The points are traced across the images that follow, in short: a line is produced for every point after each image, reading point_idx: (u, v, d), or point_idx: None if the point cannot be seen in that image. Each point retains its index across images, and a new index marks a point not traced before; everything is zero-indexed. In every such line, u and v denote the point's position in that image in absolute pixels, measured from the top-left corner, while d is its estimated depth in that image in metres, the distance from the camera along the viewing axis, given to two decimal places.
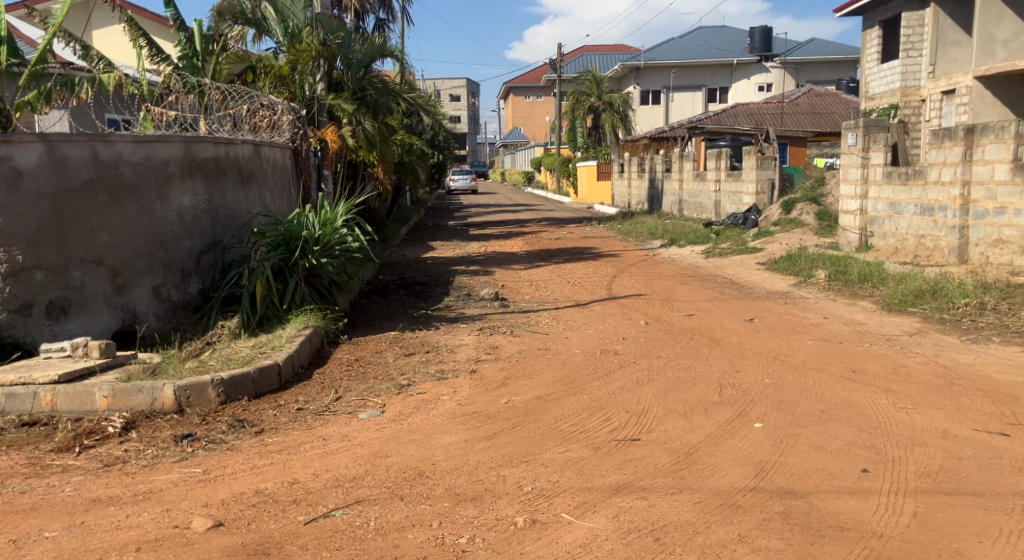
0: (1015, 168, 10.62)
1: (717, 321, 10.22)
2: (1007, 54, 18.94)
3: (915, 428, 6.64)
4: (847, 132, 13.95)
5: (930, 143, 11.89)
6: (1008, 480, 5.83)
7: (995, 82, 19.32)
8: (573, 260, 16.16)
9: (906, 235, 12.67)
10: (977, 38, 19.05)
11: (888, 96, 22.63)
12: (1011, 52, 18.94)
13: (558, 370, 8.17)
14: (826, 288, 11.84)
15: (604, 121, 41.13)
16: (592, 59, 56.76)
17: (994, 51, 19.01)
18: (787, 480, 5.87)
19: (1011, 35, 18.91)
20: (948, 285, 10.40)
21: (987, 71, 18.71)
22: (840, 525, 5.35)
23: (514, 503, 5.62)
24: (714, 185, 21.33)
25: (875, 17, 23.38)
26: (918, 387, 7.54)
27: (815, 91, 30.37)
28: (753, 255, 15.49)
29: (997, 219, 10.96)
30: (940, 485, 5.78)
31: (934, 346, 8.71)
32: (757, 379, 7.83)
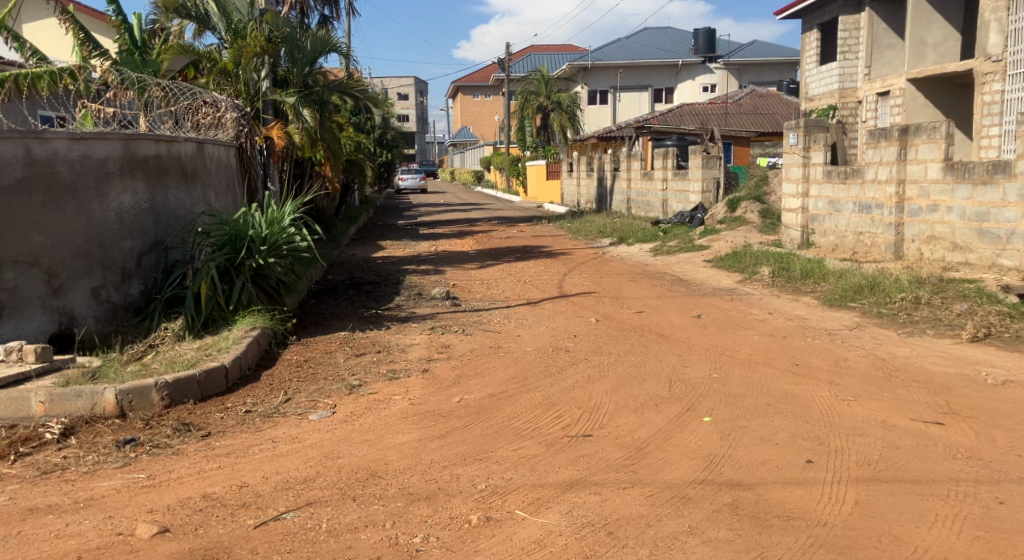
0: (945, 167, 10.94)
1: (666, 317, 10.45)
2: (937, 57, 19.62)
3: (855, 420, 6.89)
4: (787, 131, 14.25)
5: (867, 142, 12.20)
6: (944, 467, 6.10)
7: (926, 85, 19.84)
8: (524, 258, 16.32)
9: (845, 232, 13.01)
10: (909, 40, 19.63)
11: (826, 97, 23.15)
12: (940, 55, 19.63)
13: (509, 368, 8.30)
14: (770, 284, 12.17)
15: (553, 121, 41.47)
16: (540, 59, 57.02)
17: (925, 54, 19.62)
18: (735, 472, 6.08)
19: (940, 39, 19.62)
20: (886, 279, 10.73)
21: (918, 73, 19.27)
22: (787, 514, 5.56)
23: (468, 501, 5.75)
24: (661, 183, 21.65)
25: (813, 19, 23.89)
26: (859, 380, 7.81)
27: (756, 92, 30.88)
28: (700, 252, 15.79)
29: (930, 217, 11.23)
30: (880, 473, 6.04)
31: (872, 340, 9.01)
32: (705, 374, 8.04)
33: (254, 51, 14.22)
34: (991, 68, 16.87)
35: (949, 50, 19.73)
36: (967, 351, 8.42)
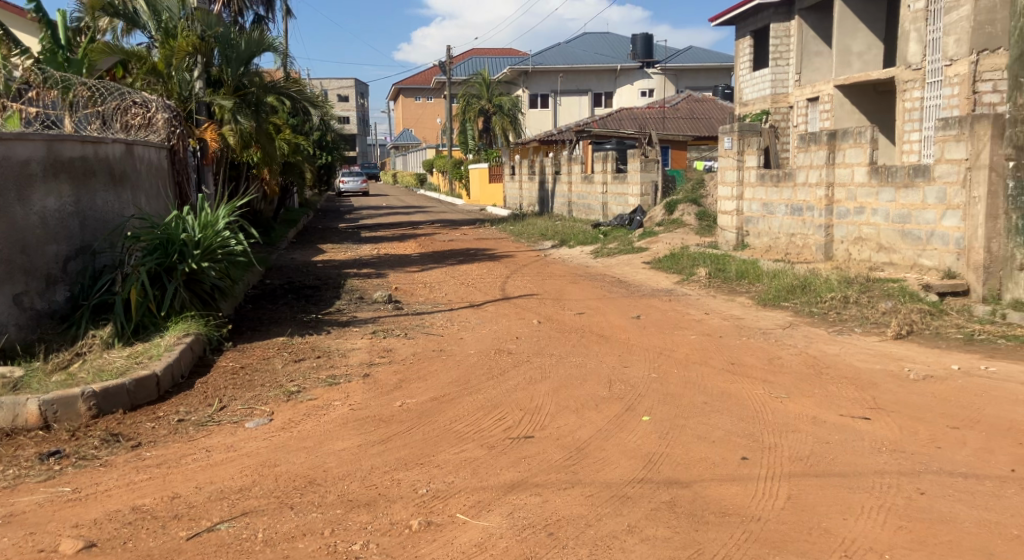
0: (870, 171, 11.29)
1: (607, 318, 10.66)
2: (862, 65, 20.21)
3: (787, 416, 7.13)
4: (723, 135, 14.58)
5: (799, 146, 12.57)
6: (872, 461, 6.35)
7: (853, 91, 20.42)
8: (467, 261, 16.43)
9: (778, 233, 13.37)
10: (835, 48, 20.20)
11: (759, 102, 23.70)
12: (865, 63, 20.21)
13: (452, 371, 8.41)
14: (706, 285, 12.47)
15: (494, 124, 41.64)
16: (480, 62, 57.18)
17: (851, 62, 20.23)
18: (673, 470, 6.27)
19: (865, 47, 20.20)
20: (817, 279, 11.06)
21: (845, 80, 19.84)
22: (723, 511, 5.75)
23: (409, 506, 5.84)
24: (602, 186, 21.92)
25: (746, 26, 24.40)
26: (792, 378, 8.07)
27: (693, 96, 31.37)
28: (639, 254, 16.05)
29: (857, 218, 11.59)
30: (811, 468, 6.26)
31: (804, 339, 9.31)
32: (644, 374, 8.24)
33: (185, 48, 14.28)
34: (912, 76, 17.43)
35: (873, 58, 20.29)
36: (892, 348, 8.71)
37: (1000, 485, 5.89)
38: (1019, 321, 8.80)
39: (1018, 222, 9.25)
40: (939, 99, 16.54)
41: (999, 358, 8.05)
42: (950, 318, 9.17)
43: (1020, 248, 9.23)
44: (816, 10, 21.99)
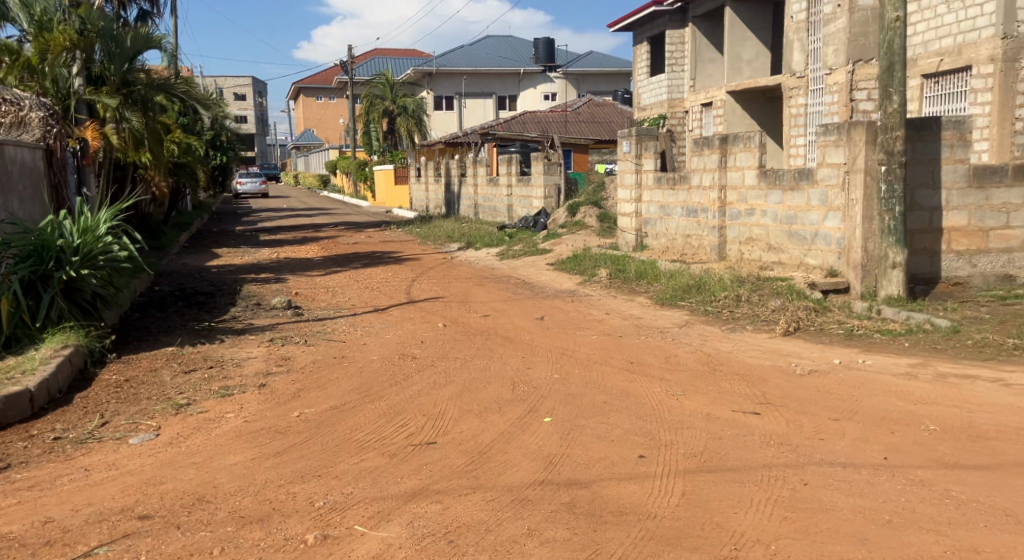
0: (759, 174, 11.72)
1: (511, 320, 10.80)
2: (751, 72, 20.91)
3: (682, 414, 7.28)
4: (621, 139, 14.84)
5: (693, 150, 12.96)
6: (761, 453, 6.38)
7: (744, 97, 21.11)
8: (371, 264, 16.40)
9: (674, 235, 13.74)
10: (726, 57, 20.81)
11: (656, 107, 24.29)
12: (754, 70, 20.93)
13: (353, 379, 8.42)
14: (608, 285, 12.74)
15: (399, 125, 41.20)
16: (383, 62, 56.89)
17: (741, 69, 20.87)
18: (573, 471, 6.31)
19: (754, 54, 20.89)
20: (711, 279, 11.41)
21: (736, 86, 20.48)
22: (620, 510, 5.73)
23: (305, 520, 5.78)
24: (506, 188, 22.11)
25: (642, 33, 24.92)
26: (688, 375, 8.30)
27: (595, 101, 31.86)
28: (544, 256, 16.27)
29: (748, 220, 12.02)
30: (705, 463, 6.29)
31: (699, 336, 9.61)
32: (547, 375, 8.40)
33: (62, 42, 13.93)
34: (797, 83, 18.09)
35: (762, 66, 21.06)
36: (779, 344, 9.01)
37: (875, 473, 5.89)
38: (892, 316, 9.27)
39: (891, 223, 9.74)
40: (821, 105, 17.25)
41: (875, 351, 8.42)
42: (832, 314, 9.61)
43: (893, 248, 9.76)
44: (708, 17, 22.50)
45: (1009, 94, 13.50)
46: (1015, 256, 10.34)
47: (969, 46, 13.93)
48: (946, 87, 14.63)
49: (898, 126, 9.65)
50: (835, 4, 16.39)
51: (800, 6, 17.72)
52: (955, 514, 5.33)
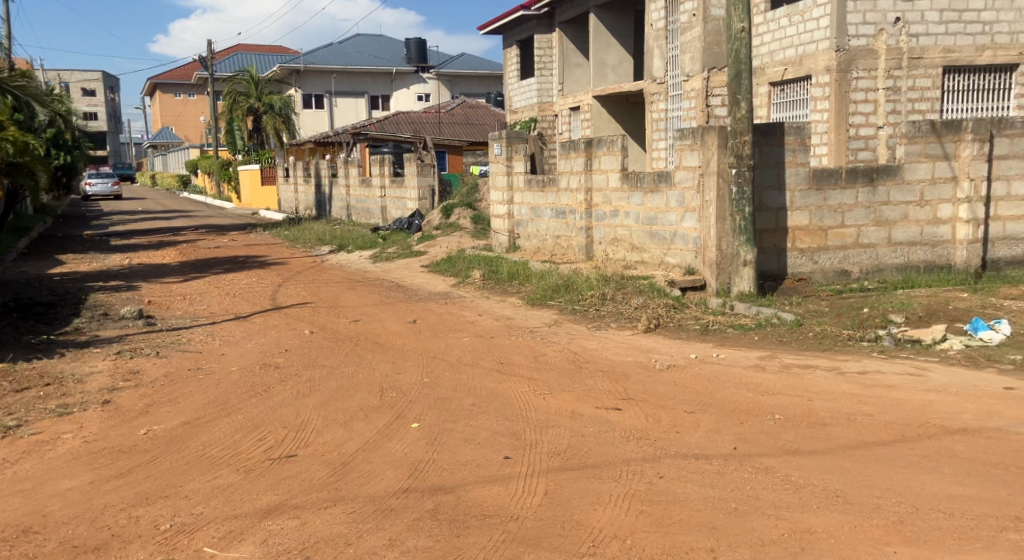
0: (621, 176, 12.08)
1: (381, 324, 10.78)
2: (616, 77, 21.47)
3: (548, 413, 7.24)
4: (493, 142, 15.06)
5: (561, 153, 13.25)
6: (622, 450, 6.37)
7: (610, 102, 21.65)
8: (234, 269, 16.08)
9: (545, 236, 14.02)
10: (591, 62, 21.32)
11: (527, 110, 24.65)
12: (618, 76, 21.50)
13: (208, 392, 8.21)
14: (481, 287, 12.86)
15: (266, 124, 39.91)
16: (246, 58, 55.70)
17: (606, 75, 21.44)
18: (439, 476, 6.12)
19: (617, 60, 21.46)
20: (577, 279, 11.64)
21: (601, 91, 20.98)
22: (484, 513, 5.58)
23: (148, 545, 5.44)
24: (379, 189, 22.02)
25: (512, 36, 25.22)
26: (554, 374, 8.40)
27: (468, 103, 32.10)
28: (417, 258, 16.29)
29: (612, 221, 12.35)
30: (568, 462, 6.24)
31: (568, 335, 9.84)
32: (416, 379, 8.39)
33: None
34: (657, 89, 18.71)
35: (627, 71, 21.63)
36: (638, 340, 9.35)
37: (724, 463, 6.04)
38: (744, 311, 9.75)
39: (742, 223, 10.14)
40: (680, 111, 17.89)
41: (728, 346, 8.81)
42: (689, 311, 9.98)
43: (744, 246, 10.16)
44: (574, 23, 23.08)
45: (844, 101, 14.33)
46: (850, 253, 10.94)
47: (808, 57, 14.72)
48: (790, 95, 15.57)
49: (746, 131, 10.02)
50: (690, 14, 16.98)
51: (659, 14, 18.25)
52: (792, 497, 5.52)
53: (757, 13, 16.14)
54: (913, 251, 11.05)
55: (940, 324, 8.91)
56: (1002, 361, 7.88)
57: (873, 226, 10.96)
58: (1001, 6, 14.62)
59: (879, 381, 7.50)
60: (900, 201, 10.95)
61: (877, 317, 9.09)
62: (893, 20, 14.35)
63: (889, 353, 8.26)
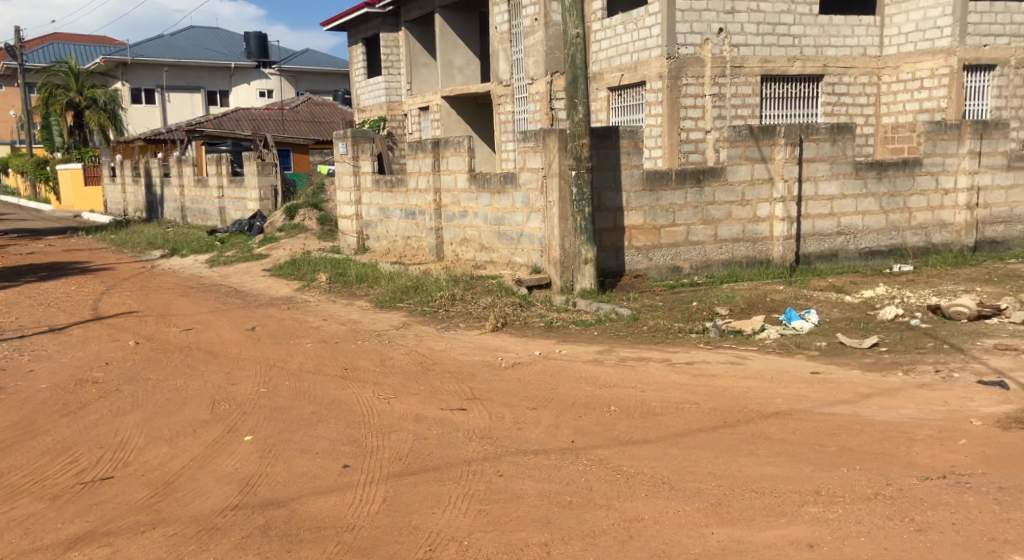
0: (469, 177, 12.21)
1: (216, 333, 10.49)
2: (463, 78, 21.81)
3: (392, 418, 7.09)
4: (338, 140, 14.95)
5: (409, 153, 13.27)
6: (463, 450, 6.41)
7: (459, 102, 21.92)
8: (52, 277, 15.36)
9: (394, 237, 14.05)
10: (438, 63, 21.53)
11: (374, 109, 24.47)
12: (465, 76, 21.83)
13: (13, 413, 7.72)
14: (327, 291, 12.76)
15: (90, 120, 37.14)
16: (65, 49, 52.90)
17: (454, 76, 21.74)
18: (271, 490, 5.96)
19: (464, 62, 21.79)
20: (427, 280, 11.68)
21: (449, 93, 21.26)
22: (317, 526, 5.49)
23: None
24: (217, 191, 21.42)
25: (357, 34, 25.10)
26: (401, 377, 8.17)
27: (313, 99, 31.73)
28: (258, 261, 16.00)
29: (461, 221, 12.49)
30: (409, 466, 6.20)
31: (416, 337, 9.66)
32: (252, 390, 8.01)
33: None
34: (504, 91, 19.03)
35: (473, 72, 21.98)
36: (489, 339, 9.38)
37: (562, 457, 6.23)
38: (585, 307, 10.04)
39: (582, 223, 10.49)
40: (526, 113, 18.31)
41: (569, 342, 9.06)
42: (534, 309, 10.21)
43: (585, 245, 10.51)
44: (420, 23, 23.22)
45: (675, 106, 15.10)
46: (680, 250, 11.46)
47: (643, 64, 15.43)
48: (628, 100, 16.32)
49: (585, 134, 10.35)
50: (532, 18, 17.31)
51: (502, 17, 18.51)
52: (623, 487, 5.77)
53: (596, 20, 16.78)
54: (735, 247, 11.73)
55: (759, 315, 9.70)
56: (810, 347, 8.61)
57: (701, 224, 11.51)
58: (809, 22, 15.98)
59: (704, 369, 7.97)
60: (724, 200, 11.56)
61: (705, 309, 9.70)
62: (716, 31, 15.26)
63: (715, 344, 8.78)
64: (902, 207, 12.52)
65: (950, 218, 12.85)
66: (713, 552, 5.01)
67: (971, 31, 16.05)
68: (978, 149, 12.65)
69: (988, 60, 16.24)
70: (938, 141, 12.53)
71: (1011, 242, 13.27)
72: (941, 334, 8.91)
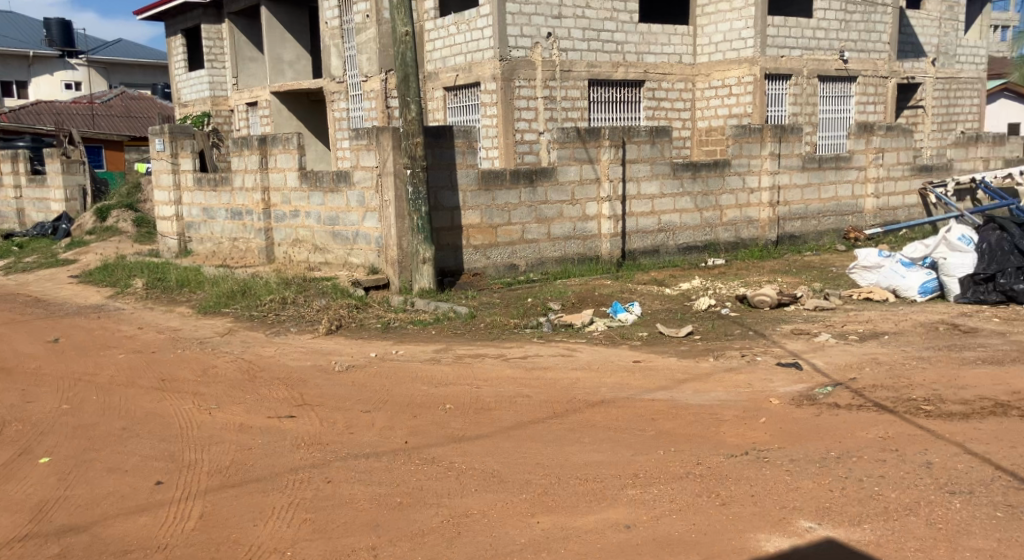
0: (300, 175, 12.05)
1: (15, 346, 9.84)
2: (293, 74, 21.43)
3: (213, 429, 6.91)
4: (152, 137, 14.44)
5: (232, 150, 12.94)
6: (288, 458, 6.33)
7: (289, 98, 21.52)
8: None
9: (220, 238, 13.74)
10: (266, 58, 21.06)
11: (198, 104, 23.69)
12: (295, 72, 21.49)
13: None
14: (144, 297, 12.24)
15: None
16: None
17: (283, 70, 21.28)
18: (70, 515, 5.71)
19: (294, 57, 21.45)
20: (256, 284, 11.33)
21: (280, 87, 20.85)
22: (123, 549, 5.33)
23: None
24: (10, 192, 19.98)
25: (174, 25, 24.16)
26: (224, 386, 7.91)
27: (127, 94, 30.56)
28: (65, 267, 15.21)
29: (293, 221, 12.33)
30: (229, 478, 6.07)
31: (241, 344, 9.31)
32: (53, 408, 7.59)
33: None
34: (336, 88, 18.86)
35: (304, 67, 21.76)
36: (321, 343, 9.17)
37: (393, 459, 6.27)
38: (424, 307, 10.09)
39: (419, 222, 10.51)
40: (361, 110, 18.18)
41: (407, 342, 9.05)
42: (372, 310, 10.15)
43: (422, 245, 10.58)
44: (245, 15, 22.77)
45: (509, 108, 15.43)
46: (517, 248, 11.68)
47: (476, 64, 15.69)
48: (463, 100, 16.50)
49: (418, 133, 10.36)
50: (364, 15, 17.17)
51: (334, 13, 18.32)
52: (454, 483, 5.90)
53: (428, 19, 16.90)
54: (568, 245, 12.07)
55: (589, 308, 10.07)
56: (633, 338, 9.02)
57: (536, 223, 11.78)
58: (630, 29, 17.05)
59: (538, 363, 8.21)
60: (556, 200, 11.88)
61: (539, 305, 10.03)
62: (546, 35, 15.84)
63: (547, 337, 9.05)
64: (714, 205, 13.28)
65: (755, 215, 13.71)
66: (538, 541, 5.24)
67: (771, 43, 17.64)
68: (777, 151, 13.52)
69: (786, 72, 17.93)
70: (743, 143, 13.34)
71: (806, 237, 14.23)
72: (746, 321, 9.59)
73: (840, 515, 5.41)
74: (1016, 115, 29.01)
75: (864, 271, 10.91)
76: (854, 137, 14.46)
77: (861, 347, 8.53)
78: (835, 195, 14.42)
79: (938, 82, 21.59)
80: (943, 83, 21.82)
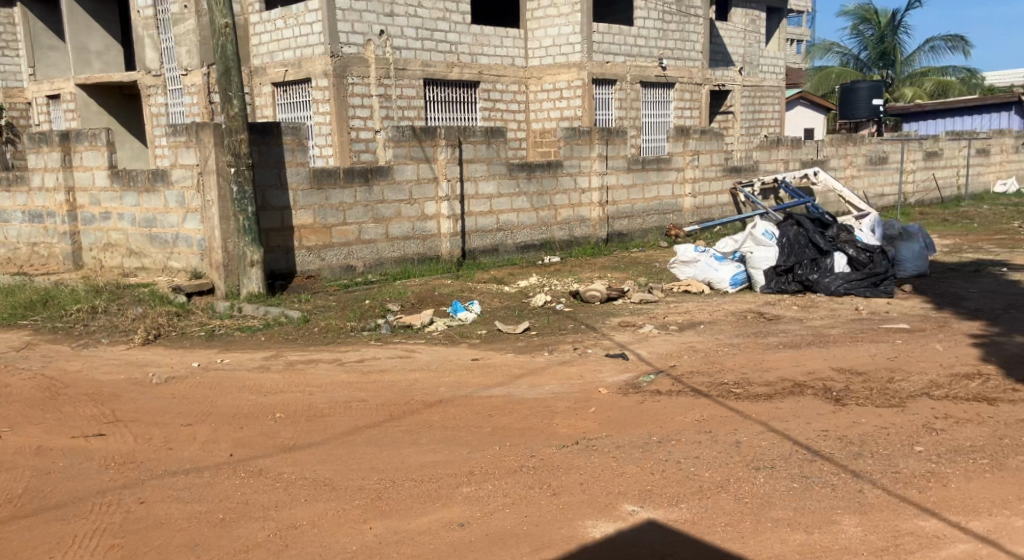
0: (110, 174, 11.42)
1: None
2: (102, 65, 20.61)
3: (5, 454, 6.39)
4: None
5: (29, 148, 12.11)
6: (93, 481, 5.94)
7: (97, 92, 20.40)
8: None
9: (17, 243, 12.90)
10: (71, 46, 20.14)
11: None
12: (104, 63, 20.67)
13: None
14: None
15: None
16: None
17: (90, 62, 20.42)
18: None
19: (102, 46, 20.64)
20: (59, 292, 10.48)
21: (87, 80, 19.70)
22: None
23: None
24: None
25: None
26: (20, 406, 7.32)
27: None
28: None
29: (103, 224, 11.66)
30: (21, 508, 5.64)
31: (42, 359, 8.59)
32: None
33: None
34: (152, 82, 18.05)
35: (113, 58, 20.97)
36: (137, 355, 8.59)
37: (217, 473, 6.00)
38: (252, 312, 9.75)
39: (246, 223, 10.16)
40: (180, 105, 17.50)
41: (233, 350, 8.67)
42: (195, 316, 9.70)
43: (250, 247, 10.20)
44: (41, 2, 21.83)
45: (343, 105, 15.18)
46: (353, 249, 11.45)
47: (306, 60, 15.34)
48: (296, 97, 15.96)
49: (242, 130, 10.01)
50: (182, 5, 16.42)
51: (146, 2, 17.47)
52: (282, 495, 5.70)
53: (253, 12, 16.46)
54: (406, 245, 11.94)
55: (429, 308, 10.00)
56: (472, 337, 9.01)
57: (372, 222, 11.60)
58: (463, 31, 17.08)
59: (375, 365, 8.06)
60: (393, 200, 11.73)
61: (377, 307, 9.85)
62: (378, 32, 15.66)
63: (386, 339, 8.91)
64: (549, 205, 13.47)
65: (587, 214, 14.00)
66: (370, 546, 5.16)
67: (597, 49, 18.35)
68: (605, 152, 13.89)
69: (611, 76, 18.74)
70: (574, 145, 13.59)
71: (633, 235, 14.68)
72: (579, 315, 9.77)
73: (660, 497, 5.62)
74: (811, 121, 29.18)
75: (682, 266, 11.38)
76: (673, 140, 15.02)
77: (680, 336, 8.87)
78: (657, 195, 14.93)
79: (744, 91, 23.11)
80: (750, 91, 23.45)
